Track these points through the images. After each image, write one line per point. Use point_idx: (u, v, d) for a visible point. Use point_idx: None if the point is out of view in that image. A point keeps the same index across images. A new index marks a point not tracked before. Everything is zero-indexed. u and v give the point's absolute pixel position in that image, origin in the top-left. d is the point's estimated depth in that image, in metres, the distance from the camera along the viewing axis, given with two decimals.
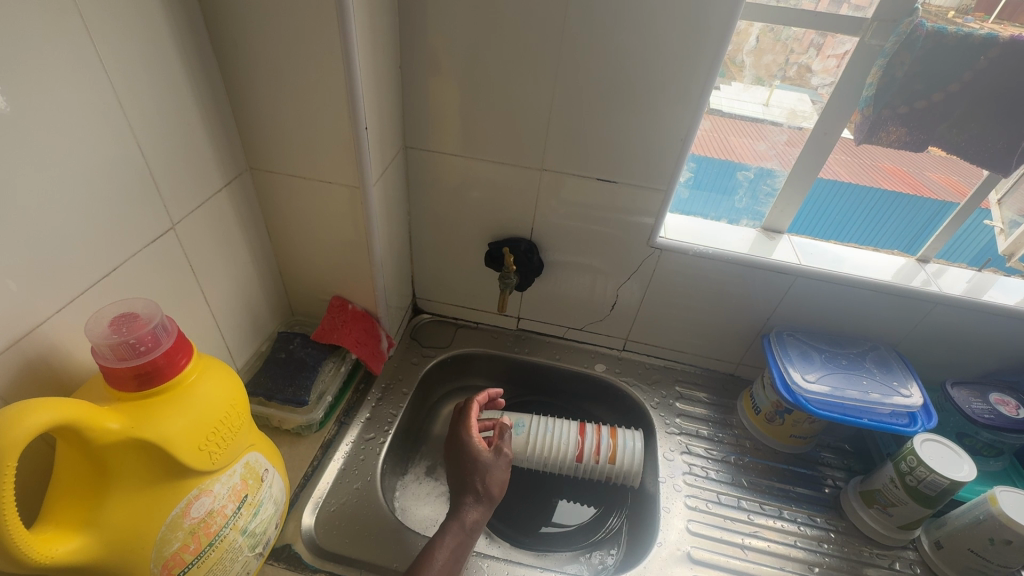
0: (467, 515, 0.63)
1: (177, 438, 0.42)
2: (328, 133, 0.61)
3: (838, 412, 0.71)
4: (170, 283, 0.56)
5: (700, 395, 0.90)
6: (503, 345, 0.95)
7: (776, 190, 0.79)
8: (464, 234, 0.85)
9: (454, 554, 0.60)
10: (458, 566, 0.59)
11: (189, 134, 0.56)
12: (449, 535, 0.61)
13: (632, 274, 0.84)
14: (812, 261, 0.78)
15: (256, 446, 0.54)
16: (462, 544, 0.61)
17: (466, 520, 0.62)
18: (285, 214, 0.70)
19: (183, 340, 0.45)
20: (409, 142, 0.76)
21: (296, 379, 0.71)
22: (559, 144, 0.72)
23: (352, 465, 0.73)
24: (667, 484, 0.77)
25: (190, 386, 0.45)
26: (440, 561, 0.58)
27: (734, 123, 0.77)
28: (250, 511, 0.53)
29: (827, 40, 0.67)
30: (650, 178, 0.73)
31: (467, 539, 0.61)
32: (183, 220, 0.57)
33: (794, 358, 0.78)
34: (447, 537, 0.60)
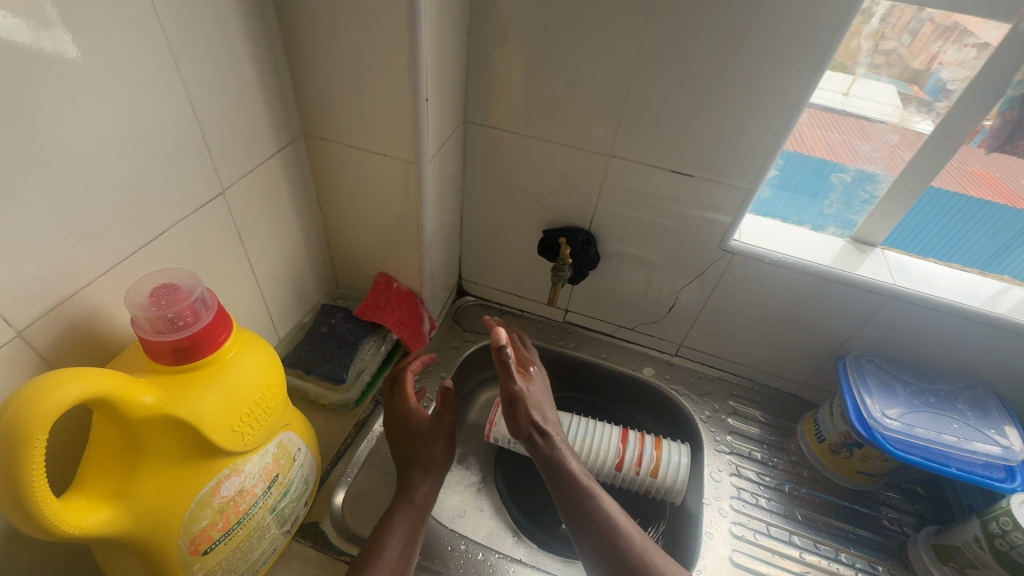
0: (416, 491, 0.60)
1: (210, 417, 0.41)
2: (386, 103, 0.57)
3: (920, 455, 0.63)
4: (218, 251, 0.55)
5: (755, 413, 0.83)
6: (547, 337, 0.91)
7: (875, 198, 0.69)
8: (518, 219, 0.80)
9: (407, 532, 0.57)
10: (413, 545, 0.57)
11: (245, 94, 0.53)
12: (399, 515, 0.58)
13: (696, 277, 0.77)
14: (906, 281, 0.69)
15: (291, 426, 0.53)
16: (417, 519, 0.59)
17: (414, 495, 0.60)
18: (336, 185, 0.68)
19: (222, 314, 0.43)
20: (469, 116, 0.71)
21: (335, 355, 0.70)
22: (633, 130, 0.65)
23: (383, 447, 0.71)
24: (711, 507, 0.71)
25: (228, 363, 0.43)
26: (393, 539, 0.56)
27: (829, 118, 0.67)
28: (279, 490, 0.52)
29: (927, 26, 0.58)
30: (731, 174, 0.65)
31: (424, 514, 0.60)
32: (233, 186, 0.54)
33: (872, 389, 0.69)
34: (404, 514, 0.58)
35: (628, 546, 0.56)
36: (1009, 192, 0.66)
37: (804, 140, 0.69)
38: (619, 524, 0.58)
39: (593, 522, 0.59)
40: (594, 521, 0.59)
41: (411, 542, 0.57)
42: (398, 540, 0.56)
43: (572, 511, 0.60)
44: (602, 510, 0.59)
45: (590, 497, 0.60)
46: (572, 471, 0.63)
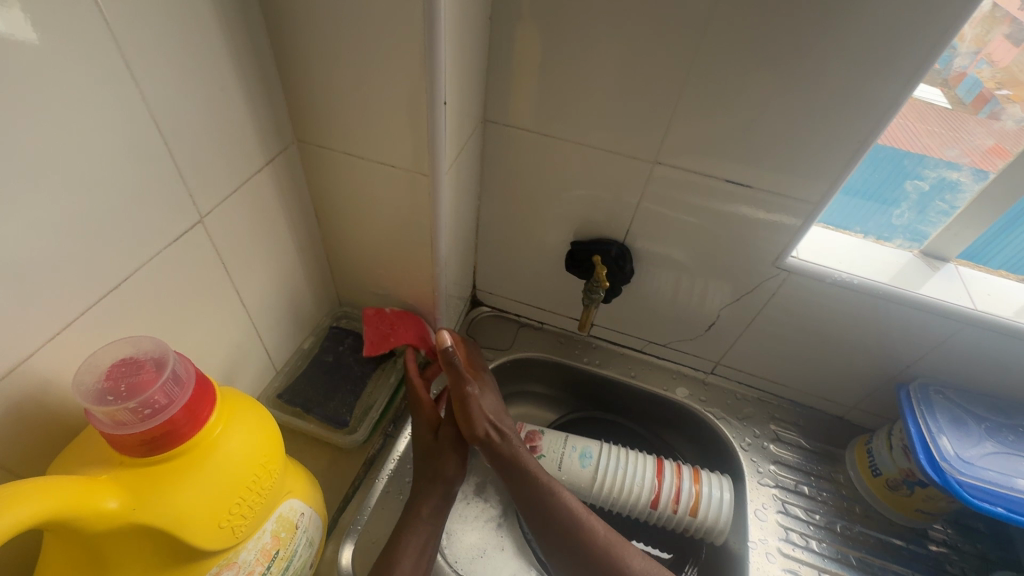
0: (423, 506, 0.57)
1: (191, 517, 0.33)
2: (396, 106, 0.47)
3: (1002, 506, 0.56)
4: (199, 288, 0.47)
5: (798, 439, 0.76)
6: (570, 353, 0.83)
7: (956, 209, 0.61)
8: (542, 228, 0.71)
9: (419, 551, 0.54)
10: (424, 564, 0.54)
11: (223, 100, 0.43)
12: (408, 532, 0.55)
13: (743, 294, 0.69)
14: (990, 306, 0.60)
15: (293, 491, 0.45)
16: (428, 538, 0.55)
17: (423, 508, 0.56)
18: (337, 197, 0.59)
19: (204, 385, 0.35)
20: (489, 114, 0.62)
21: (339, 393, 0.63)
22: (681, 132, 0.56)
23: (396, 488, 0.63)
24: (757, 550, 0.65)
25: (213, 444, 0.35)
26: (404, 562, 0.52)
27: (917, 107, 0.58)
28: (282, 566, 0.45)
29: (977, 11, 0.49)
30: (795, 184, 0.56)
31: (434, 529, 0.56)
32: (214, 211, 0.46)
33: (943, 424, 0.62)
34: (415, 531, 0.55)
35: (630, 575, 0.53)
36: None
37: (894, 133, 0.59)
38: (616, 551, 0.54)
39: (591, 554, 0.54)
40: (591, 552, 0.54)
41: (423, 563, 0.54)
42: (410, 562, 0.53)
43: (565, 543, 0.55)
44: (597, 540, 0.55)
45: (581, 525, 0.55)
46: (558, 495, 0.57)
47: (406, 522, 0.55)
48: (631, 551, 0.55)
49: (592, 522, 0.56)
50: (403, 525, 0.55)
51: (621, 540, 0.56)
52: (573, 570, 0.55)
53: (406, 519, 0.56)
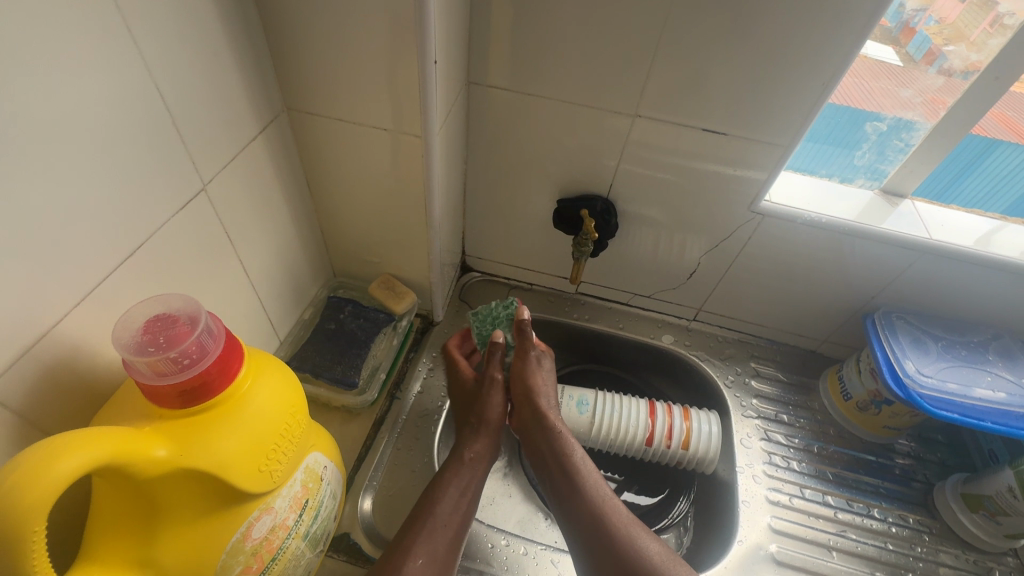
0: (466, 449, 0.60)
1: (233, 461, 0.35)
2: (387, 68, 0.48)
3: (956, 412, 0.63)
4: (204, 257, 0.47)
5: (777, 373, 0.82)
6: (560, 310, 0.87)
7: (911, 146, 0.65)
8: (529, 189, 0.73)
9: (458, 492, 0.56)
10: (466, 500, 0.56)
11: (216, 67, 0.43)
12: (454, 473, 0.58)
13: (721, 241, 0.73)
14: (944, 234, 0.66)
15: (317, 445, 0.48)
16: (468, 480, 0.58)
17: (466, 453, 0.60)
18: (328, 166, 0.59)
19: (233, 341, 0.37)
20: (472, 76, 0.63)
21: (345, 357, 0.64)
22: (660, 86, 0.58)
23: (407, 444, 0.67)
24: (745, 474, 0.71)
25: (246, 396, 0.37)
26: (446, 501, 0.55)
27: (862, 65, 0.63)
28: (311, 515, 0.47)
29: None
30: (767, 131, 0.59)
31: (477, 475, 0.59)
32: (215, 179, 0.46)
33: (905, 345, 0.68)
34: (456, 475, 0.58)
35: (649, 564, 0.51)
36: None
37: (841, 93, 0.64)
38: (637, 538, 0.53)
39: (612, 538, 0.53)
40: (613, 537, 0.53)
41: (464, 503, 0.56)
42: (450, 500, 0.55)
43: (589, 524, 0.55)
44: (620, 526, 0.54)
45: (606, 511, 0.55)
46: (588, 480, 0.58)
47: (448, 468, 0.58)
48: (653, 544, 0.53)
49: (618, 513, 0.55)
50: (444, 471, 0.58)
51: (645, 533, 0.54)
52: (594, 554, 0.54)
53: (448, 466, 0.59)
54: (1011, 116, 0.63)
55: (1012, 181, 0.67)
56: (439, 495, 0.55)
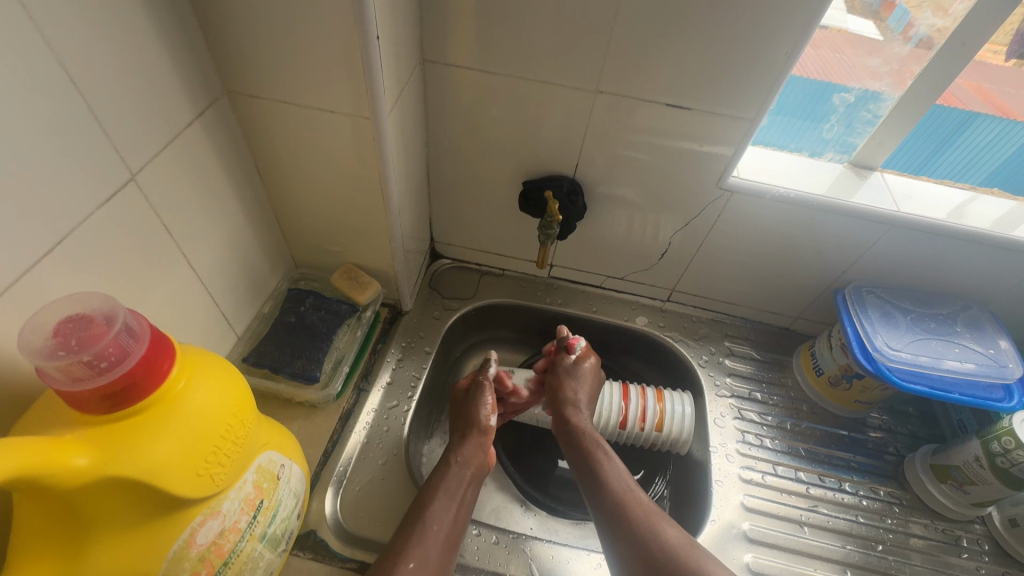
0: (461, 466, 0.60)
1: (168, 466, 0.33)
2: (329, 46, 0.45)
3: (925, 385, 0.63)
4: (139, 252, 0.45)
5: (751, 352, 0.82)
6: (533, 295, 0.85)
7: (880, 117, 0.64)
8: (494, 172, 0.71)
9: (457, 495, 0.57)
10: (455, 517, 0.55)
11: (139, 46, 0.40)
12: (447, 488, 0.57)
13: (691, 220, 0.71)
14: (912, 207, 0.65)
15: (270, 444, 0.46)
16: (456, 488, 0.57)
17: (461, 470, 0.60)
18: (277, 152, 0.57)
19: (161, 339, 0.34)
20: (427, 54, 0.60)
21: (306, 351, 0.62)
22: (622, 60, 0.56)
23: (375, 437, 0.65)
24: (718, 453, 0.71)
25: (180, 397, 0.35)
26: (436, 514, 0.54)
27: (842, 38, 0.62)
28: (267, 516, 0.46)
29: None
30: (732, 104, 0.58)
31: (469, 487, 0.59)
32: (147, 168, 0.43)
33: (874, 319, 0.68)
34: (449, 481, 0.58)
35: (662, 541, 0.51)
36: (1003, 105, 0.62)
37: (807, 65, 0.63)
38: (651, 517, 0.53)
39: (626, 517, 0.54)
40: (628, 517, 0.54)
41: (455, 508, 0.55)
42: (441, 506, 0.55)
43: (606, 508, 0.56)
44: (636, 506, 0.55)
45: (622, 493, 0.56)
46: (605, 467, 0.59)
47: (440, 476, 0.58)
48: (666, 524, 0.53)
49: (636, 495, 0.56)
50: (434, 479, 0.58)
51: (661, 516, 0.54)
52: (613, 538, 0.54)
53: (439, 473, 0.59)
54: (989, 89, 0.63)
55: (991, 153, 0.66)
56: (433, 498, 0.55)
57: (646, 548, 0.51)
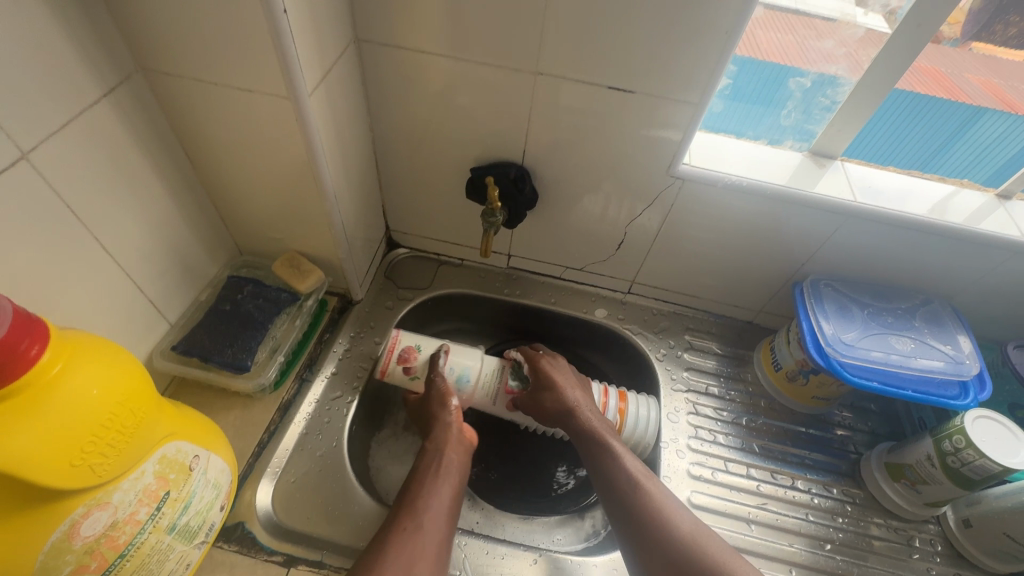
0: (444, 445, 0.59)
1: (30, 456, 0.32)
2: (236, 19, 0.43)
3: (879, 381, 0.61)
4: (40, 234, 0.43)
5: (711, 346, 0.80)
6: (490, 286, 0.83)
7: (836, 103, 0.62)
8: (443, 158, 0.69)
9: (444, 477, 0.55)
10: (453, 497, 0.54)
11: (25, 17, 0.38)
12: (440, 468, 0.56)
13: (645, 209, 0.69)
14: (868, 197, 0.63)
15: (177, 434, 0.44)
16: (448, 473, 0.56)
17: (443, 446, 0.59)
18: (203, 134, 0.55)
19: (25, 321, 0.32)
20: (361, 33, 0.58)
21: (238, 339, 0.60)
22: (560, 40, 0.54)
23: (314, 429, 0.64)
24: (669, 449, 0.69)
25: (51, 385, 0.33)
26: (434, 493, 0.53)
27: (800, 19, 0.60)
28: (176, 508, 0.44)
29: None
30: (677, 87, 0.55)
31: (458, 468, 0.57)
32: (43, 146, 0.41)
33: (830, 313, 0.66)
34: (431, 465, 0.56)
35: (683, 539, 0.49)
36: (1011, 99, 0.60)
37: (752, 45, 0.61)
38: (670, 512, 0.51)
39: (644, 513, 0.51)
40: (646, 512, 0.51)
41: (446, 487, 0.54)
42: (433, 486, 0.54)
43: (620, 503, 0.53)
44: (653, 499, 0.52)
45: (638, 486, 0.53)
46: (619, 459, 0.56)
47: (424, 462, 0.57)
48: (687, 518, 0.51)
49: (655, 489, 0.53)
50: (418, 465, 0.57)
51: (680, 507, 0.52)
52: (631, 535, 0.51)
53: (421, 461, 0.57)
54: (998, 84, 0.61)
55: (997, 149, 0.63)
56: (426, 484, 0.54)
57: (667, 546, 0.49)
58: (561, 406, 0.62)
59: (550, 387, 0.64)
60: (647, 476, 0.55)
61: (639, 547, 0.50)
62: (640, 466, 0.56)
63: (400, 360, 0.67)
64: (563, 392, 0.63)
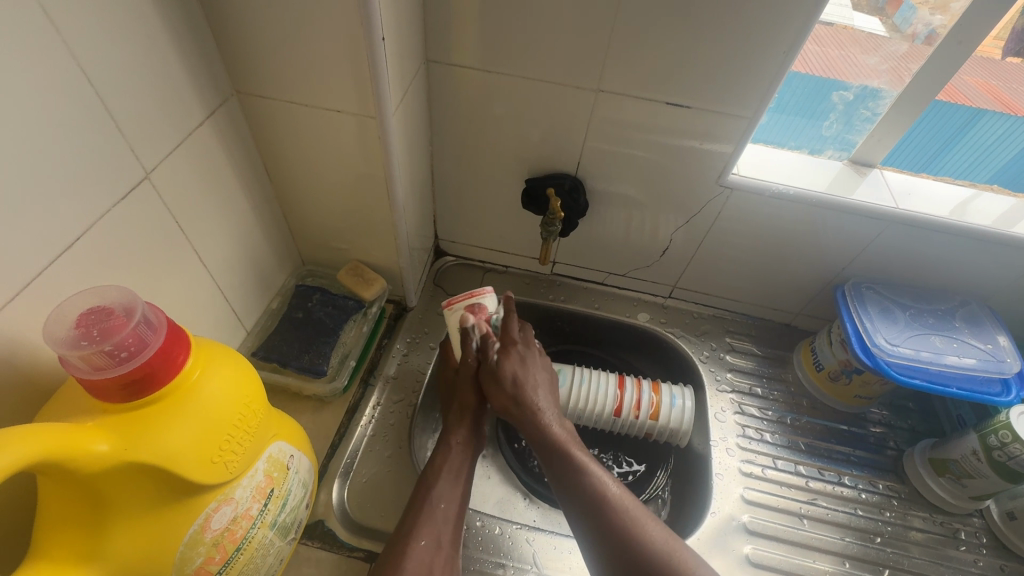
0: (453, 436, 0.60)
1: (182, 454, 0.35)
2: (334, 47, 0.47)
3: (923, 378, 0.64)
4: (154, 248, 0.47)
5: (751, 347, 0.83)
6: (536, 292, 0.86)
7: (878, 114, 0.65)
8: (498, 170, 0.72)
9: (454, 473, 0.57)
10: (460, 480, 0.57)
11: (150, 49, 0.42)
12: (448, 456, 0.58)
13: (692, 217, 0.72)
14: (910, 203, 0.66)
15: (281, 435, 0.47)
16: (462, 464, 0.58)
17: (452, 438, 0.60)
18: (283, 152, 0.58)
19: (176, 331, 0.36)
20: (430, 54, 0.61)
21: (313, 346, 0.65)
22: (620, 60, 0.57)
23: (381, 431, 0.67)
24: (718, 447, 0.72)
25: (195, 388, 0.36)
26: (439, 485, 0.55)
27: (848, 35, 0.63)
28: (279, 504, 0.47)
29: None
30: (731, 102, 0.59)
31: (470, 457, 0.59)
32: (159, 167, 0.45)
33: (873, 315, 0.69)
34: (448, 458, 0.58)
35: (652, 553, 0.45)
36: (1009, 101, 0.63)
37: (805, 61, 0.64)
38: (636, 525, 0.47)
39: (613, 526, 0.48)
40: (614, 526, 0.48)
41: (460, 487, 0.56)
42: (448, 487, 0.55)
43: (588, 517, 0.49)
44: (620, 510, 0.49)
45: (607, 503, 0.49)
46: (592, 474, 0.52)
47: (442, 455, 0.58)
48: (657, 532, 0.47)
49: (626, 505, 0.49)
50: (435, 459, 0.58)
51: (649, 519, 0.48)
52: (585, 530, 0.49)
53: (438, 453, 0.58)
54: (994, 85, 0.63)
55: (1001, 148, 0.66)
56: (431, 479, 0.55)
57: (636, 562, 0.45)
58: (523, 410, 0.59)
59: (515, 386, 0.60)
60: (621, 495, 0.50)
61: (604, 558, 0.47)
62: (613, 482, 0.52)
63: (466, 311, 0.63)
64: (527, 393, 0.60)
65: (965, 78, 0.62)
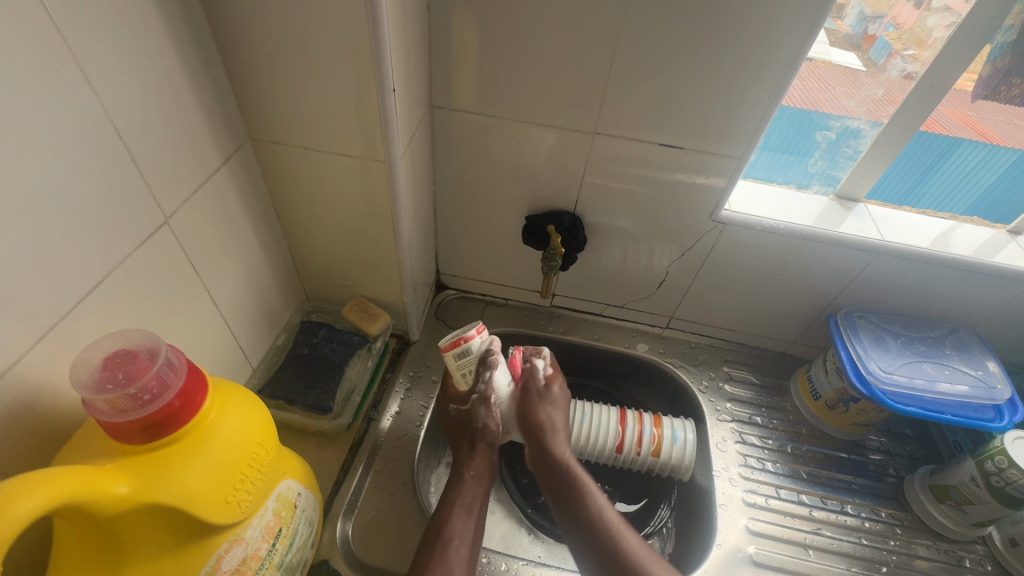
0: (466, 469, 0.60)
1: (199, 494, 0.35)
2: (345, 97, 0.50)
3: (918, 406, 0.66)
4: (170, 289, 0.48)
5: (749, 376, 0.84)
6: (535, 324, 0.88)
7: (860, 152, 0.68)
8: (498, 207, 0.75)
9: (470, 508, 0.57)
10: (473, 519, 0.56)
11: (175, 102, 0.45)
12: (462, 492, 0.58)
13: (687, 250, 0.74)
14: (894, 235, 0.69)
15: (289, 472, 0.47)
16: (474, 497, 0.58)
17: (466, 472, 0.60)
18: (292, 193, 0.60)
19: (195, 372, 0.37)
20: (435, 100, 0.65)
21: (320, 382, 0.66)
22: (614, 105, 0.61)
23: (385, 466, 0.67)
24: (721, 478, 0.72)
25: (211, 429, 0.37)
26: (456, 520, 0.55)
27: (826, 71, 0.66)
28: (286, 544, 0.47)
29: None
30: (720, 143, 0.62)
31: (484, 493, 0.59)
32: (179, 212, 0.47)
33: (866, 343, 0.71)
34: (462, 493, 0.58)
35: None
36: (986, 131, 0.66)
37: (796, 95, 0.66)
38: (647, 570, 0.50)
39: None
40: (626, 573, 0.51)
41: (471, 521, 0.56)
42: (462, 521, 0.55)
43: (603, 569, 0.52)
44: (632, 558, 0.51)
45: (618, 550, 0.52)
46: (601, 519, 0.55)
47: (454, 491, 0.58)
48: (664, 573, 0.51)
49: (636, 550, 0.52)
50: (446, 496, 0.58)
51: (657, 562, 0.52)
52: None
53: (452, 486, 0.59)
54: (970, 116, 0.66)
55: (977, 177, 0.69)
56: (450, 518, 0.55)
57: None
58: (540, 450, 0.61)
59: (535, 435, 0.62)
60: (632, 540, 0.53)
61: None
62: (622, 527, 0.54)
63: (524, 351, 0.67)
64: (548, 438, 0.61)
65: (943, 108, 0.64)
